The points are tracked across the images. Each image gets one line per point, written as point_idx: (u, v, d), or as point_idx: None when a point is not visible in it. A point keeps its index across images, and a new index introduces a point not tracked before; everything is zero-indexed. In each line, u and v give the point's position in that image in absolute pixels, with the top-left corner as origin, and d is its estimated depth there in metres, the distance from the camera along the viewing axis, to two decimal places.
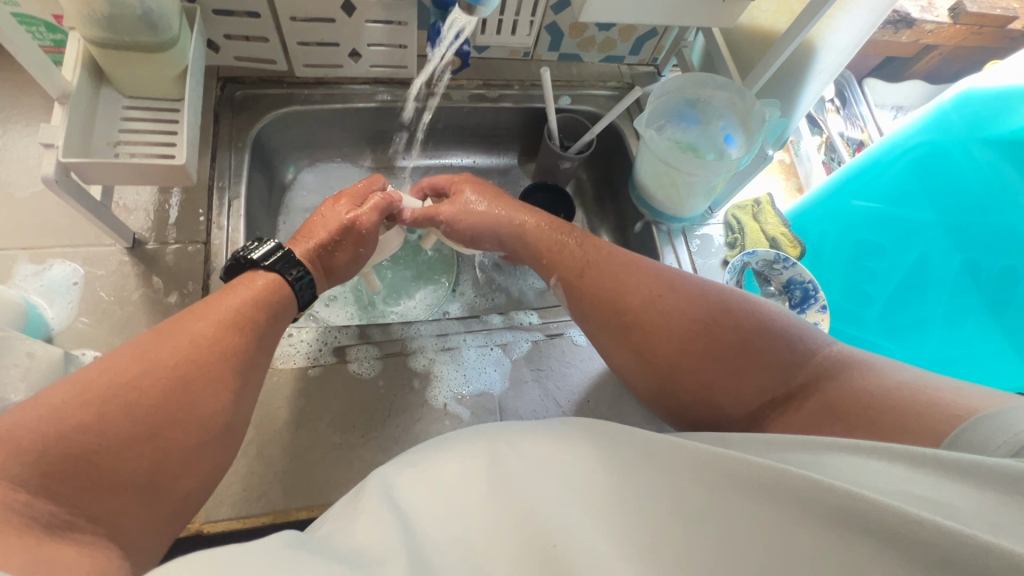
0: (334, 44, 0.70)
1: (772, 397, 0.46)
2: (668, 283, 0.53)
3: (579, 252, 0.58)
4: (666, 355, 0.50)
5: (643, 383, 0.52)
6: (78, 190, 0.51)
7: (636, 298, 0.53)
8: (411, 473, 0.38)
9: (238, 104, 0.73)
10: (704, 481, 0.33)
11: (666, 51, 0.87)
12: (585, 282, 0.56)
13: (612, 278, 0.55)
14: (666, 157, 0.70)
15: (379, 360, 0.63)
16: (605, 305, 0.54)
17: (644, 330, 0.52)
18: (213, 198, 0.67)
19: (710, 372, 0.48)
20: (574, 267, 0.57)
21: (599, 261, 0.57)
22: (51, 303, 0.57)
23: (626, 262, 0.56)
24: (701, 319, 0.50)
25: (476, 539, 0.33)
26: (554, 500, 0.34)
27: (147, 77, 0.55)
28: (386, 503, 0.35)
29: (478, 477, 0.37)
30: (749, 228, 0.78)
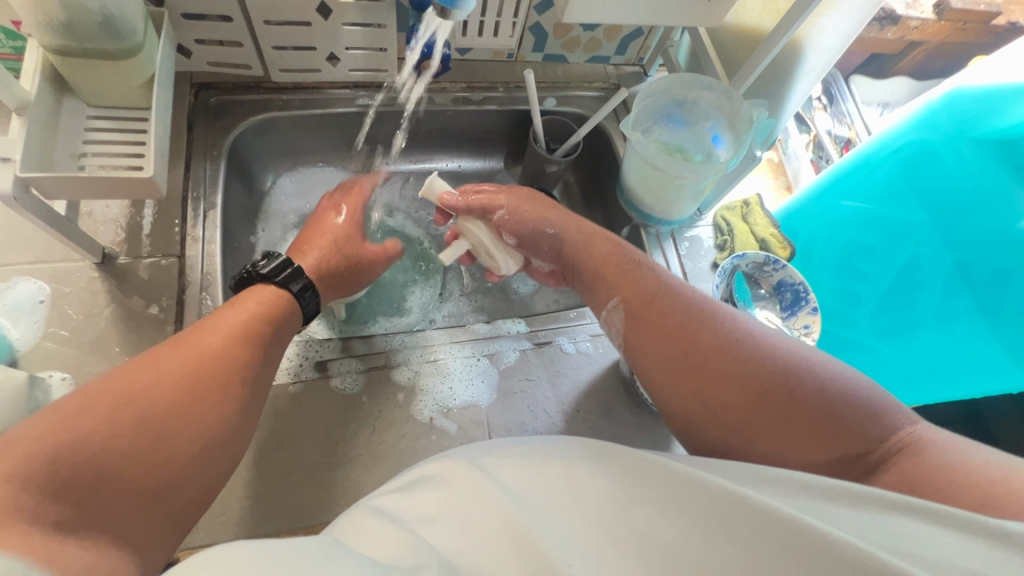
0: (311, 48, 0.68)
1: (848, 464, 0.39)
2: (744, 327, 0.46)
3: (654, 280, 0.52)
4: (735, 407, 0.43)
5: (696, 435, 0.45)
6: (40, 206, 0.49)
7: (708, 340, 0.46)
8: (406, 495, 0.37)
9: (213, 111, 0.71)
10: (707, 513, 0.32)
11: (652, 51, 0.86)
12: (654, 312, 0.49)
13: (681, 316, 0.48)
14: (653, 160, 0.68)
15: (363, 374, 0.61)
16: (668, 341, 0.47)
17: (713, 376, 0.44)
18: (187, 210, 0.64)
19: (784, 433, 0.41)
20: (644, 293, 0.51)
21: (662, 292, 0.50)
22: (16, 323, 0.55)
23: (701, 298, 0.50)
24: (783, 372, 0.42)
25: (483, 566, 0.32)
26: (553, 530, 0.33)
27: (112, 85, 0.53)
28: (386, 522, 0.34)
29: (476, 500, 0.35)
30: (739, 230, 0.77)
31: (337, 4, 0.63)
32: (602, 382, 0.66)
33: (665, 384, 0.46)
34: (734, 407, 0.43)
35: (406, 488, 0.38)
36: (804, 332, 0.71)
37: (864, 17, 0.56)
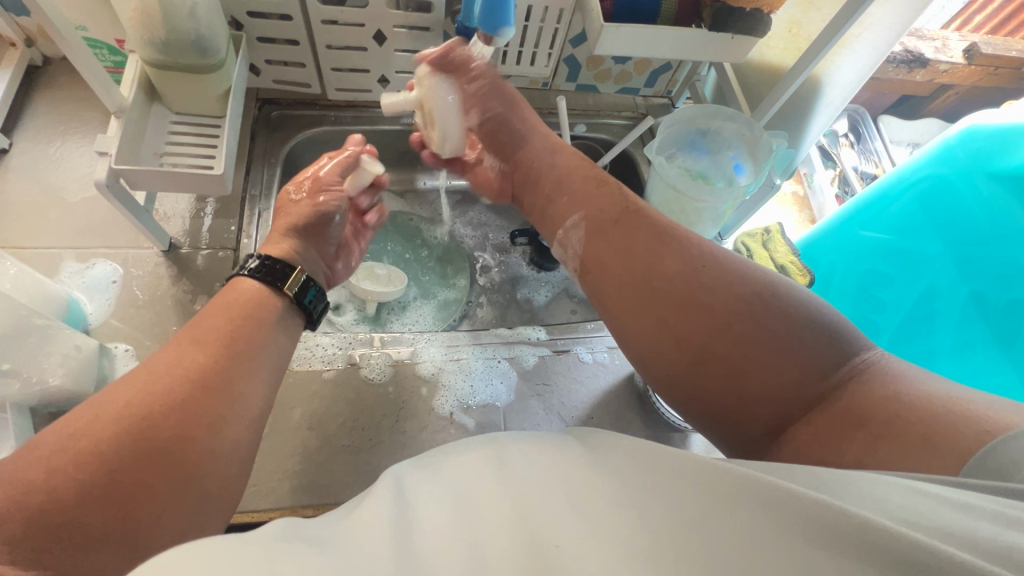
0: (365, 70, 0.75)
1: (806, 398, 0.44)
2: (706, 257, 0.51)
3: (618, 204, 0.58)
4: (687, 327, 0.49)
5: (650, 345, 0.51)
6: (125, 195, 0.56)
7: (670, 266, 0.52)
8: (422, 474, 0.38)
9: (274, 123, 0.79)
10: (710, 495, 0.32)
11: (679, 84, 0.91)
12: (617, 231, 0.56)
13: (632, 225, 0.56)
14: (675, 183, 0.72)
15: (391, 367, 0.65)
16: (632, 268, 0.53)
17: (676, 298, 0.50)
18: (245, 209, 0.72)
19: (731, 344, 0.47)
20: (610, 215, 0.58)
21: (623, 215, 0.57)
22: (91, 299, 0.62)
23: (666, 228, 0.55)
24: (746, 299, 0.48)
25: (478, 526, 0.31)
26: (552, 506, 0.33)
27: (193, 95, 0.60)
28: (392, 497, 0.35)
29: (486, 481, 0.35)
30: (759, 256, 0.79)
31: (392, 32, 0.70)
32: (616, 392, 0.68)
33: (627, 305, 0.53)
34: (686, 329, 0.49)
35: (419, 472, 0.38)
36: None
37: (878, 57, 0.59)
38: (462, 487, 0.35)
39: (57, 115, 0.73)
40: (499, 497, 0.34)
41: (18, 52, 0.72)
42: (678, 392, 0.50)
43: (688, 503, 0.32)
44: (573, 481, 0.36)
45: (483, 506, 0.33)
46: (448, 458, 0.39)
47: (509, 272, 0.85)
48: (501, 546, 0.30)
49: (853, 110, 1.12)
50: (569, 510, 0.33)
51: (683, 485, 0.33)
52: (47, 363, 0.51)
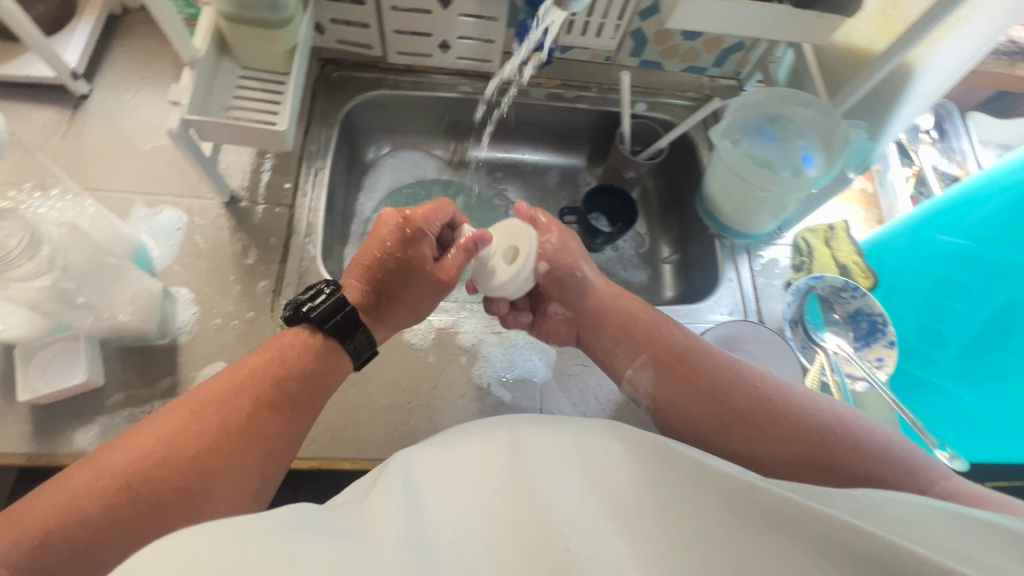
0: (427, 34, 0.75)
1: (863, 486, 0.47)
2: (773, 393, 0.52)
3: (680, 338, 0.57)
4: (729, 444, 0.51)
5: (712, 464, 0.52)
6: (192, 145, 0.58)
7: (737, 402, 0.51)
8: (433, 452, 0.40)
9: (334, 84, 0.80)
10: (725, 504, 0.36)
11: (750, 66, 0.86)
12: (684, 369, 0.55)
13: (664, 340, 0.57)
14: (739, 170, 0.68)
15: (433, 333, 0.66)
16: (702, 401, 0.53)
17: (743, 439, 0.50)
18: (302, 167, 0.73)
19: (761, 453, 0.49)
20: (672, 351, 0.56)
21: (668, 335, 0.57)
22: (157, 244, 0.65)
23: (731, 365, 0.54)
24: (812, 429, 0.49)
25: (485, 523, 0.36)
26: (563, 501, 0.36)
27: (263, 50, 0.61)
28: (402, 482, 0.37)
29: (496, 467, 0.39)
30: (819, 253, 0.76)
31: None
32: None
33: (692, 429, 0.53)
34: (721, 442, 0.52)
35: (433, 449, 0.41)
36: (876, 365, 0.71)
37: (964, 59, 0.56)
38: (475, 479, 0.38)
39: (132, 65, 0.76)
40: (511, 486, 0.37)
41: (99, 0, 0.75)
42: None
43: (708, 516, 0.36)
44: (587, 464, 0.39)
45: (490, 504, 0.37)
46: (462, 440, 0.41)
47: None
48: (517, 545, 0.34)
49: (939, 105, 1.03)
50: (575, 496, 0.37)
51: (702, 493, 0.37)
52: (117, 301, 0.54)
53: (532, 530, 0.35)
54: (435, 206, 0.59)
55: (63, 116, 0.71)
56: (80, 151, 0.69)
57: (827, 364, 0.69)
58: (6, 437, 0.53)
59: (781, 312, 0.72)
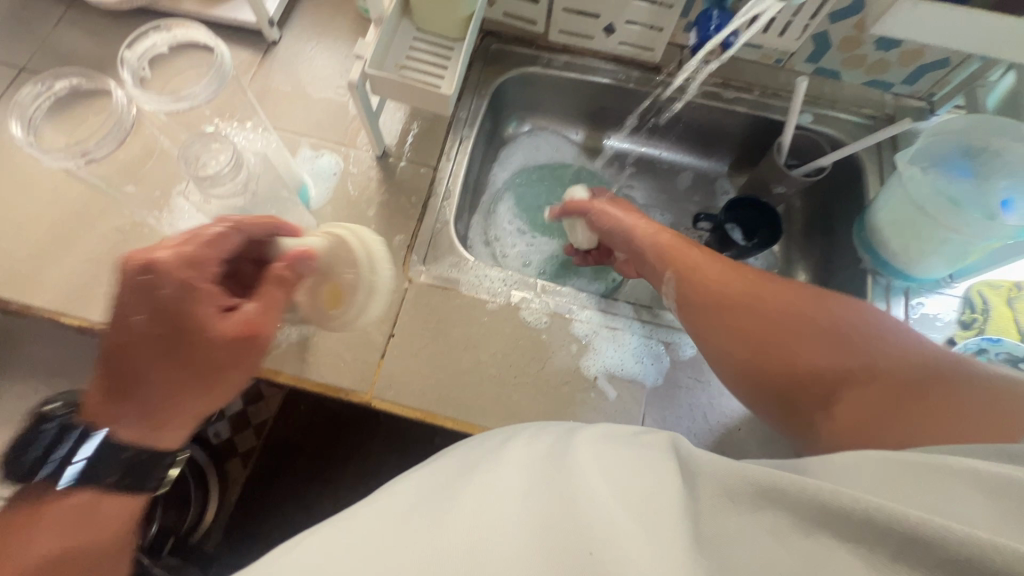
0: (595, 15, 0.73)
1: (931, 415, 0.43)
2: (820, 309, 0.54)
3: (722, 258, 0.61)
4: (773, 364, 0.53)
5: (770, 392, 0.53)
6: (365, 97, 0.62)
7: (772, 311, 0.55)
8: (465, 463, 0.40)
9: (491, 56, 0.81)
10: (759, 511, 0.32)
11: (951, 87, 0.75)
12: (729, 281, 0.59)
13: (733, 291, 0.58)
14: (923, 203, 0.60)
15: (548, 315, 0.66)
16: (747, 311, 0.56)
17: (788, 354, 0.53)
18: (449, 132, 0.76)
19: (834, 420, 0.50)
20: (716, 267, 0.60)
21: (740, 291, 0.57)
22: (315, 185, 0.70)
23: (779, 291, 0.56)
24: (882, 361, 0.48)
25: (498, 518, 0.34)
26: (583, 496, 0.34)
27: (442, 15, 0.63)
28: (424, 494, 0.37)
29: (527, 468, 0.37)
30: (998, 313, 0.66)
31: None
32: None
33: (773, 377, 0.53)
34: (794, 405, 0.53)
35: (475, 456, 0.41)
36: None
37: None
38: (499, 472, 0.37)
39: (316, 18, 0.82)
40: (528, 486, 0.36)
41: None
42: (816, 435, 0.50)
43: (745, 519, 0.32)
44: (618, 472, 0.36)
45: (512, 501, 0.35)
46: (509, 442, 0.42)
47: None
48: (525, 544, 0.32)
49: None
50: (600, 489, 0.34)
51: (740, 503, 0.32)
52: None
53: (552, 520, 0.33)
54: (225, 232, 0.46)
55: (255, 58, 0.79)
56: (264, 92, 0.76)
57: None
58: None
59: None
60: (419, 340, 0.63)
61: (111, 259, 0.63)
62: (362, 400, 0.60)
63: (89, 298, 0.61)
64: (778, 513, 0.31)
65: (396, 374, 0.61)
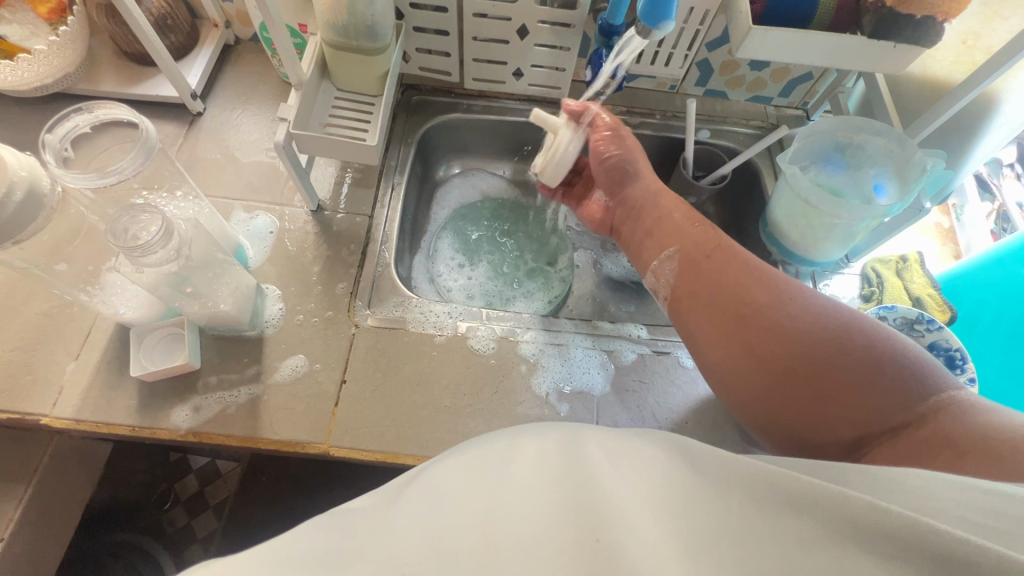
0: (503, 62, 0.80)
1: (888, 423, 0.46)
2: (801, 299, 0.53)
3: (709, 239, 0.62)
4: (750, 339, 0.53)
5: (739, 380, 0.53)
6: (293, 155, 0.65)
7: (760, 295, 0.55)
8: (465, 457, 0.36)
9: (413, 107, 0.86)
10: (767, 504, 0.29)
11: (818, 96, 0.87)
12: (709, 265, 0.59)
13: (733, 273, 0.57)
14: (806, 195, 0.68)
15: (495, 341, 0.68)
16: (724, 294, 0.56)
17: (764, 330, 0.53)
18: (380, 181, 0.79)
19: (817, 405, 0.49)
20: (702, 250, 0.61)
21: (741, 276, 0.57)
22: (252, 246, 0.71)
23: (766, 278, 0.56)
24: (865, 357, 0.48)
25: (517, 524, 0.30)
26: (608, 494, 0.31)
27: (358, 74, 0.68)
28: (429, 494, 0.33)
29: (547, 457, 0.34)
30: (890, 284, 0.74)
31: (535, 27, 0.74)
32: (715, 402, 0.66)
33: (742, 360, 0.53)
34: (776, 395, 0.51)
35: (478, 449, 0.37)
36: None
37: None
38: (509, 467, 0.34)
39: (239, 88, 0.85)
40: (540, 481, 0.32)
41: (218, 32, 0.85)
42: (770, 419, 0.52)
43: (763, 520, 0.29)
44: (632, 467, 0.33)
45: (529, 499, 0.31)
46: (516, 437, 0.37)
47: (613, 271, 0.88)
48: (549, 547, 0.28)
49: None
50: (619, 490, 0.31)
51: (758, 499, 0.29)
52: (220, 291, 0.60)
53: (575, 514, 0.30)
54: None
55: (181, 131, 0.80)
56: (192, 162, 0.78)
57: None
58: (117, 409, 0.59)
59: None
60: (371, 383, 0.64)
61: (41, 345, 0.61)
62: (321, 452, 0.60)
63: (18, 387, 0.59)
64: (805, 522, 0.28)
65: (352, 420, 0.62)
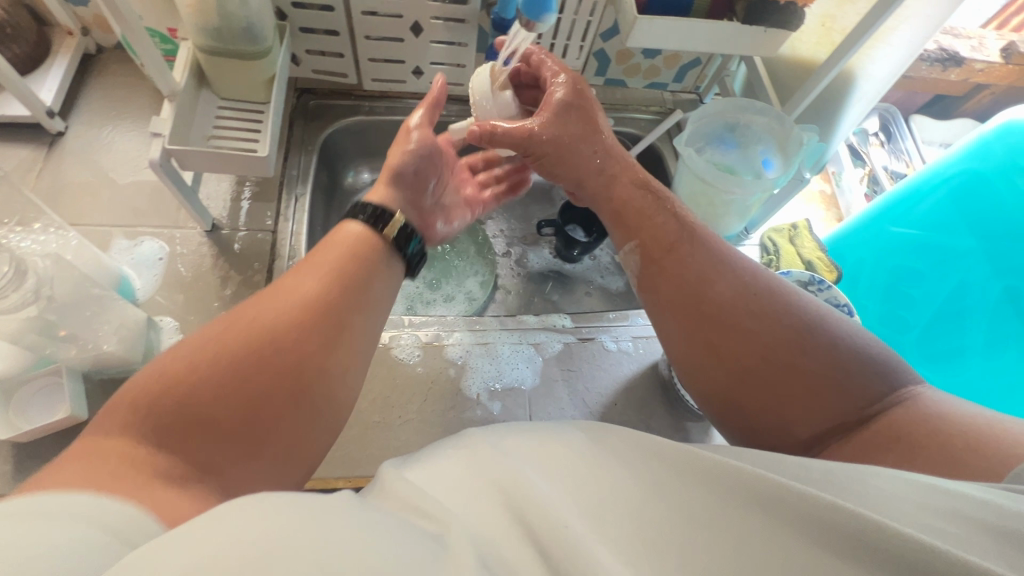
0: (401, 61, 0.78)
1: (844, 422, 0.45)
2: (765, 290, 0.51)
3: (675, 227, 0.57)
4: (714, 337, 0.51)
5: (700, 375, 0.52)
6: (174, 174, 0.59)
7: (727, 288, 0.52)
8: (423, 453, 0.36)
9: (311, 112, 0.82)
10: (717, 494, 0.32)
11: (708, 80, 0.92)
12: (673, 259, 0.55)
13: (699, 270, 0.54)
14: (703, 175, 0.72)
15: (420, 348, 0.67)
16: (688, 289, 0.53)
17: (725, 325, 0.51)
18: (282, 193, 0.74)
19: (782, 406, 0.47)
20: (663, 242, 0.56)
21: (708, 268, 0.54)
22: (139, 275, 0.65)
23: (733, 271, 0.53)
24: (827, 358, 0.47)
25: (485, 517, 0.30)
26: (571, 496, 0.32)
27: (241, 81, 0.63)
28: (402, 483, 0.32)
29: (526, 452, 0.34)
30: (785, 251, 0.80)
31: (429, 24, 0.72)
32: (640, 380, 0.69)
33: (702, 356, 0.52)
34: (735, 390, 0.50)
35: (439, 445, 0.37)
36: None
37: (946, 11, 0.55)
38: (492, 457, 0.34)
39: (108, 101, 0.76)
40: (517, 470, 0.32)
41: (74, 40, 0.76)
42: (724, 412, 0.51)
43: (701, 508, 0.31)
44: (599, 467, 0.34)
45: (499, 485, 0.31)
46: (490, 433, 0.37)
47: (536, 263, 0.89)
48: (509, 538, 0.29)
49: (884, 109, 1.09)
50: (582, 492, 0.32)
51: (714, 493, 0.32)
52: (101, 331, 0.54)
53: (545, 503, 0.30)
54: None
55: (39, 153, 0.71)
56: (56, 188, 0.69)
57: None
58: None
59: None
60: None
61: None
62: None
63: None
64: (739, 506, 0.31)
65: None
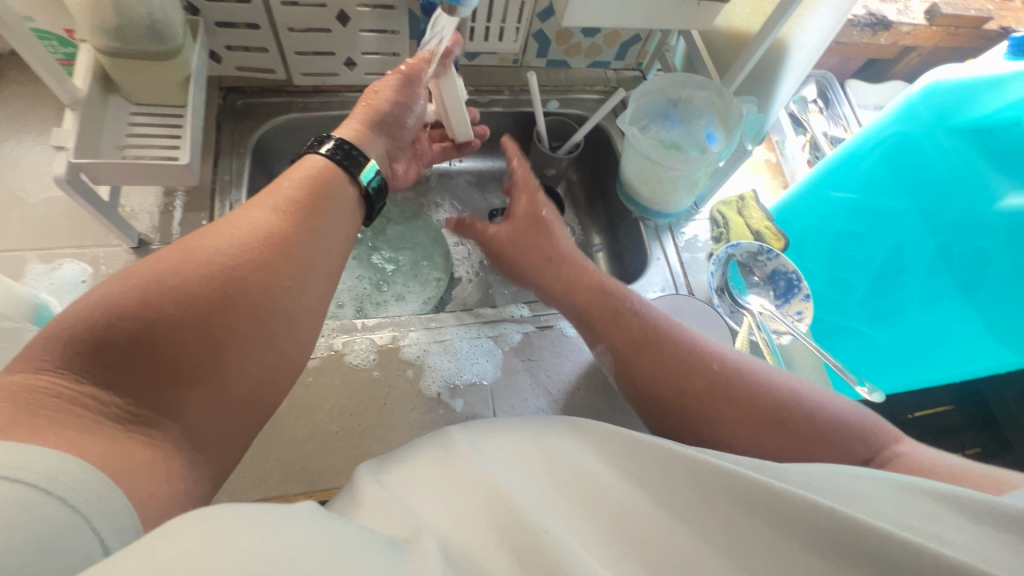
0: (331, 53, 0.74)
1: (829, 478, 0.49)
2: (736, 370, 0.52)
3: (637, 325, 0.56)
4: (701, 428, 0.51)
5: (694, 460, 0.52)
6: (88, 190, 0.55)
7: (701, 382, 0.52)
8: (406, 462, 0.37)
9: (240, 113, 0.77)
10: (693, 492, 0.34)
11: (649, 56, 0.91)
12: (644, 359, 0.54)
13: (673, 365, 0.53)
14: (648, 153, 0.72)
15: (376, 352, 0.65)
16: (664, 385, 0.53)
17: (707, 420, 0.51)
18: (215, 202, 0.70)
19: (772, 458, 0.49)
20: (630, 340, 0.56)
21: (681, 368, 0.53)
22: (61, 301, 0.60)
23: (706, 371, 0.53)
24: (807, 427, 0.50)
25: (469, 529, 0.31)
26: (553, 505, 0.33)
27: (154, 84, 0.59)
28: (388, 494, 0.33)
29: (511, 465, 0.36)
30: (734, 223, 0.81)
31: (355, 12, 0.69)
32: (601, 363, 0.69)
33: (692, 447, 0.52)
34: None
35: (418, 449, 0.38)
36: (797, 319, 0.76)
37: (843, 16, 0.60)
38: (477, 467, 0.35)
39: (9, 113, 0.70)
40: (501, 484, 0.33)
41: None
42: None
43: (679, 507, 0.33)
44: (581, 472, 0.36)
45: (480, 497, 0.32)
46: (471, 440, 0.38)
47: (491, 253, 0.88)
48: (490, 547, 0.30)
49: (820, 76, 1.12)
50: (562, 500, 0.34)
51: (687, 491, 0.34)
52: None
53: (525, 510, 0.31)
54: None
55: None
56: None
57: (755, 324, 0.73)
58: None
59: (707, 282, 0.77)
60: None
61: None
62: None
63: None
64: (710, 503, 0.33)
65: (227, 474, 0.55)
